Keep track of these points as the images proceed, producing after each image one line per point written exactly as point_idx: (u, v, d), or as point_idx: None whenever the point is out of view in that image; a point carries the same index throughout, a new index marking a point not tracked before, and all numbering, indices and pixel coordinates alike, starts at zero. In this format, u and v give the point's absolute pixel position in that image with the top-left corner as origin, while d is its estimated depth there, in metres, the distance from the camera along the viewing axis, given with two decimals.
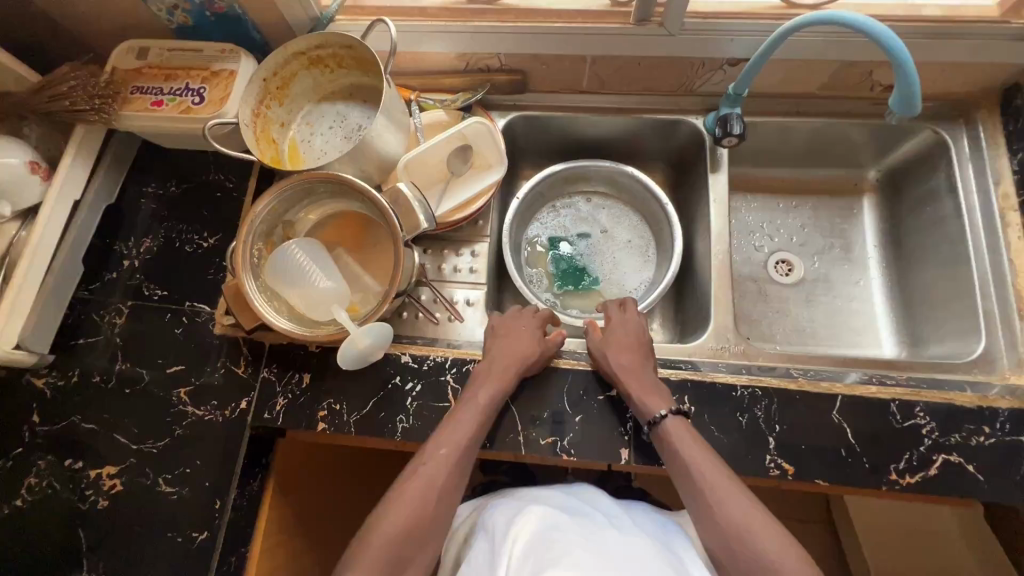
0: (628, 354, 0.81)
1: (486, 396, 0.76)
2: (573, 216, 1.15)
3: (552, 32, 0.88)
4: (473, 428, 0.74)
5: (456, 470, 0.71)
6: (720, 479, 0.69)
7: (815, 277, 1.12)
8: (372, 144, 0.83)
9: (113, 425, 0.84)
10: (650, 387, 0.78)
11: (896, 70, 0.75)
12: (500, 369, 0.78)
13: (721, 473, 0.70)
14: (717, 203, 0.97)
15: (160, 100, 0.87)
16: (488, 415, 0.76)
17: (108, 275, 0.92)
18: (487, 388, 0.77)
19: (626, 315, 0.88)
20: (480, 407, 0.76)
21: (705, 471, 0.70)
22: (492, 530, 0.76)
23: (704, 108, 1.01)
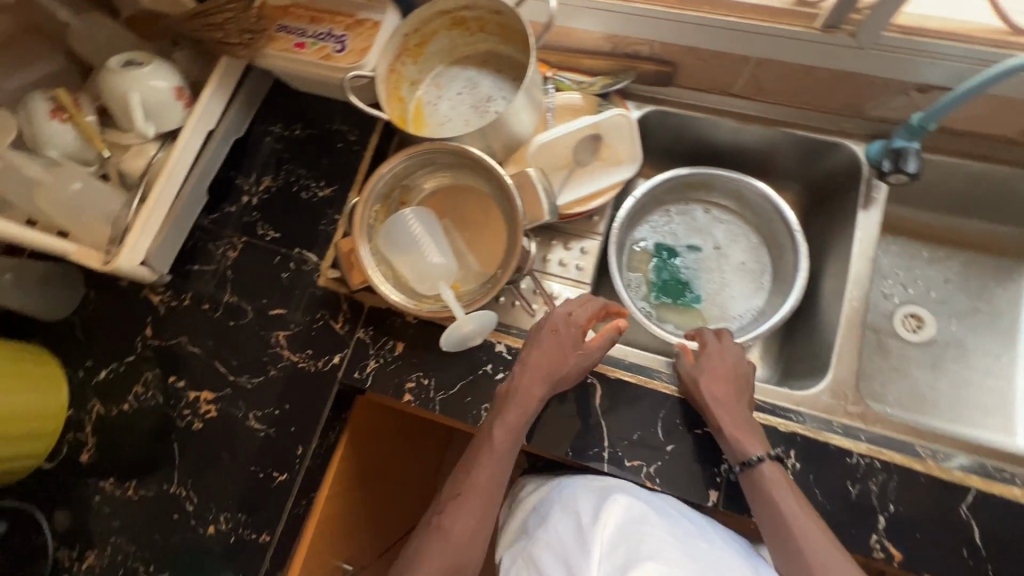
0: (722, 386, 0.74)
1: (501, 440, 0.71)
2: (685, 224, 1.07)
3: (721, 27, 0.79)
4: (492, 472, 0.70)
5: (477, 521, 0.67)
6: (813, 533, 0.63)
7: (947, 340, 1.00)
8: (506, 122, 0.79)
9: (214, 353, 0.87)
10: (745, 428, 0.71)
11: None
12: (516, 405, 0.72)
13: (814, 527, 0.64)
14: (862, 243, 0.87)
15: (302, 42, 0.86)
16: (505, 456, 0.71)
17: (227, 208, 0.94)
18: (504, 425, 0.71)
19: (720, 337, 0.80)
20: (496, 451, 0.70)
21: (793, 522, 0.64)
22: (573, 503, 0.73)
23: (868, 134, 0.90)
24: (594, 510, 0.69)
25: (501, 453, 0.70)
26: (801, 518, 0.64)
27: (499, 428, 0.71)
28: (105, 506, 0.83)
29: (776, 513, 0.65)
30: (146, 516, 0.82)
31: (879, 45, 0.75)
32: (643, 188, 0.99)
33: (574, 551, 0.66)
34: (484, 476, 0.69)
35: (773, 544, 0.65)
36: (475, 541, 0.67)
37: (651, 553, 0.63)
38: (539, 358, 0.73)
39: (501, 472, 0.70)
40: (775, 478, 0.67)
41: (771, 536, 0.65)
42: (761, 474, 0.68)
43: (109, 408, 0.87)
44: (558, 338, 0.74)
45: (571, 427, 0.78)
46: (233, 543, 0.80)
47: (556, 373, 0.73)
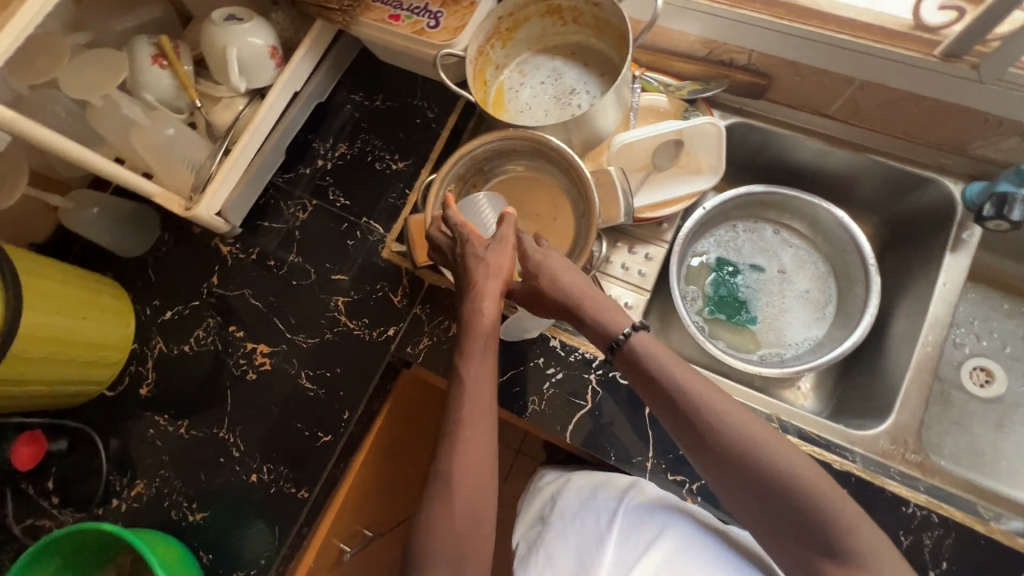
0: (561, 280, 0.71)
1: (473, 371, 0.67)
2: (750, 242, 1.05)
3: (831, 44, 0.76)
4: (479, 405, 0.66)
5: (480, 459, 0.63)
6: (799, 470, 0.57)
7: (1017, 400, 0.95)
8: (592, 118, 0.78)
9: (274, 309, 0.89)
10: (658, 359, 0.65)
11: None
12: (472, 327, 0.69)
13: (793, 459, 0.57)
14: (945, 286, 0.83)
15: (397, 14, 0.86)
16: (484, 385, 0.67)
17: (301, 169, 0.96)
18: (474, 358, 0.68)
19: (541, 245, 0.74)
20: (472, 385, 0.67)
21: (775, 465, 0.57)
22: (590, 496, 0.75)
23: (968, 173, 0.85)
24: (609, 504, 0.72)
25: (478, 382, 0.67)
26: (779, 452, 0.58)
27: (468, 360, 0.68)
28: (157, 440, 0.87)
29: (750, 458, 0.58)
30: (194, 455, 0.85)
31: (1002, 81, 0.70)
32: (715, 201, 0.97)
33: (594, 547, 0.69)
34: (468, 411, 0.65)
35: (754, 496, 0.58)
36: (484, 478, 0.63)
37: (667, 543, 0.66)
38: (484, 282, 0.70)
39: (488, 403, 0.67)
40: (721, 402, 0.61)
41: (746, 488, 0.59)
42: (706, 404, 0.61)
43: (171, 348, 0.91)
44: (497, 256, 0.71)
45: (615, 432, 0.77)
46: (273, 493, 0.82)
47: (499, 296, 0.71)
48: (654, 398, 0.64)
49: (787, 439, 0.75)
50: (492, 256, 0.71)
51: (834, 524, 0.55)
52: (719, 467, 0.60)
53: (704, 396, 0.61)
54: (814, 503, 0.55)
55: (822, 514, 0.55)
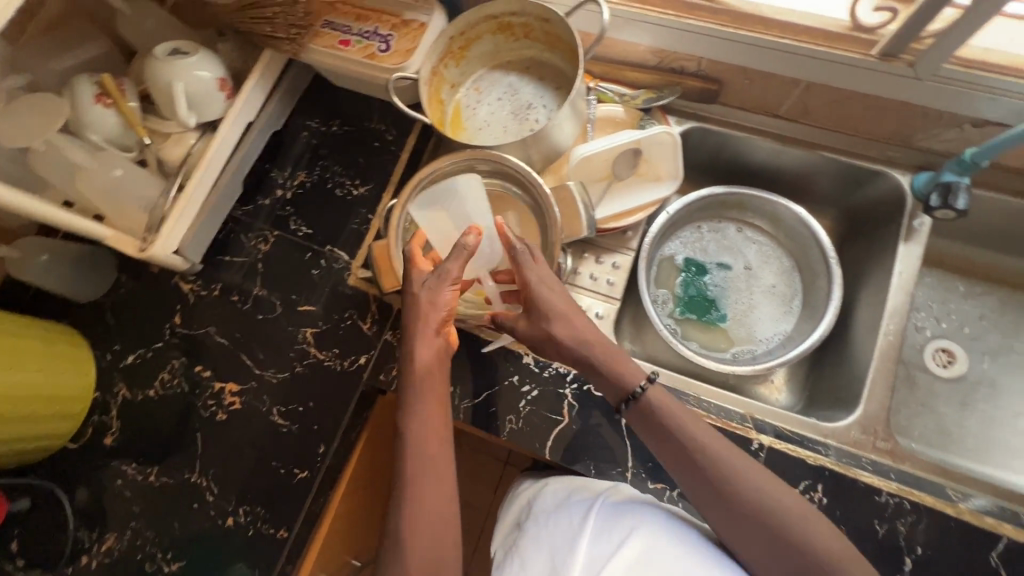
0: (573, 322, 0.71)
1: (416, 417, 0.67)
2: (716, 241, 1.06)
3: (774, 49, 0.78)
4: (425, 449, 0.65)
5: (432, 505, 0.63)
6: (801, 514, 0.60)
7: (978, 378, 0.98)
8: (548, 134, 0.79)
9: (241, 346, 0.87)
10: (669, 411, 0.67)
11: None
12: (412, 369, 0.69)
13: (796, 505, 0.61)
14: (902, 276, 0.86)
15: (347, 39, 0.86)
16: (430, 428, 0.67)
17: (260, 200, 0.94)
18: (415, 402, 0.68)
19: (536, 265, 0.73)
20: (417, 431, 0.66)
21: (782, 510, 0.60)
22: (564, 499, 0.71)
23: (915, 164, 0.88)
24: (584, 505, 0.68)
25: (425, 424, 0.67)
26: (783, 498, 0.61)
27: (410, 404, 0.68)
28: (126, 490, 0.84)
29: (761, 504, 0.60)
30: (166, 504, 0.83)
31: (937, 76, 0.73)
32: (678, 206, 0.98)
33: (563, 545, 0.63)
34: (413, 456, 0.65)
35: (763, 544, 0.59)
36: (440, 523, 0.62)
37: (642, 540, 0.61)
38: (425, 319, 0.71)
39: (437, 447, 0.66)
40: (732, 454, 0.64)
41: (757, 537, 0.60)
42: (717, 456, 0.63)
43: (135, 393, 0.88)
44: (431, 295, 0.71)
45: (595, 444, 0.77)
46: (251, 536, 0.80)
47: (439, 333, 0.71)
48: (665, 449, 0.66)
49: (763, 439, 0.75)
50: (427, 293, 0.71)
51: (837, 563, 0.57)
52: (728, 516, 0.61)
53: (714, 448, 0.64)
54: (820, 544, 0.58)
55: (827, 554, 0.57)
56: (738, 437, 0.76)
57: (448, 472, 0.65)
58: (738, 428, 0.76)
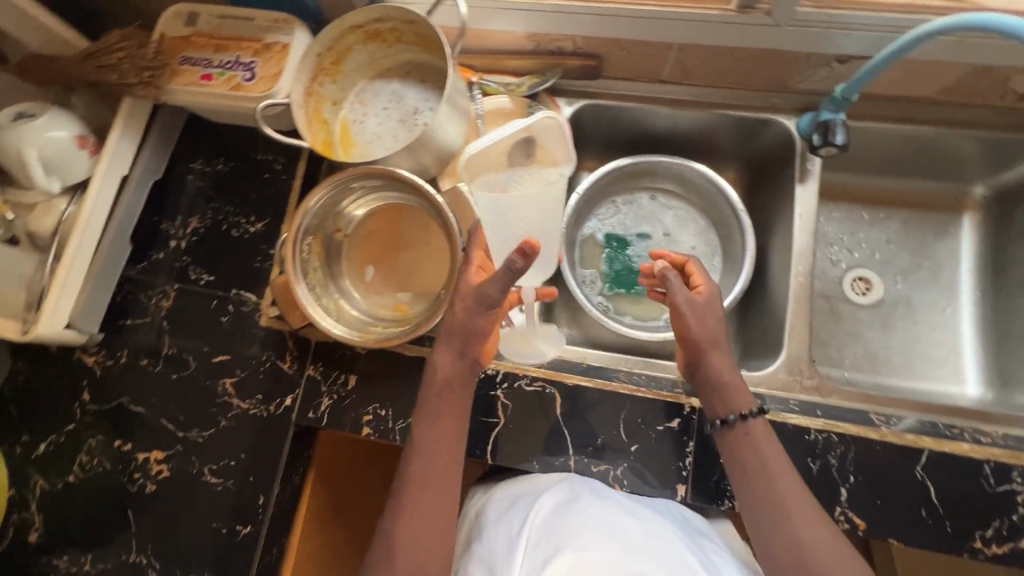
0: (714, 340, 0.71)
1: (425, 428, 0.69)
2: (634, 213, 1.07)
3: (639, 17, 0.78)
4: (428, 459, 0.67)
5: (424, 515, 0.64)
6: (818, 540, 0.60)
7: (895, 299, 1.02)
8: (432, 137, 0.78)
9: (159, 411, 0.83)
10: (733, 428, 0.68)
11: None
12: (431, 381, 0.70)
13: (818, 533, 0.60)
14: (804, 217, 0.88)
15: (209, 73, 0.82)
16: (440, 441, 0.68)
17: (154, 255, 0.89)
18: (425, 412, 0.70)
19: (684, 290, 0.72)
20: (424, 442, 0.68)
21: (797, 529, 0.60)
22: (509, 507, 0.71)
23: (798, 107, 0.90)
24: (526, 511, 0.68)
25: (432, 436, 0.68)
26: (805, 521, 0.61)
27: (420, 414, 0.70)
28: None
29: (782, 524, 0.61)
30: None
31: (795, 20, 0.74)
32: (590, 180, 1.00)
33: (501, 555, 0.64)
34: (415, 464, 0.67)
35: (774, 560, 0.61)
36: (428, 532, 0.63)
37: (573, 542, 0.61)
38: (449, 332, 0.71)
39: (441, 458, 0.67)
40: (772, 475, 0.64)
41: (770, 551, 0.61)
42: (756, 474, 0.64)
43: (54, 483, 0.83)
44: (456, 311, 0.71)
45: (534, 440, 0.76)
46: None
47: (463, 349, 0.70)
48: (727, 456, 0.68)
49: (694, 403, 0.76)
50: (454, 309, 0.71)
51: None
52: (752, 528, 0.63)
53: (760, 469, 0.64)
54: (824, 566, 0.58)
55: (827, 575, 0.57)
56: (670, 406, 0.76)
57: (446, 485, 0.66)
58: (668, 396, 0.76)
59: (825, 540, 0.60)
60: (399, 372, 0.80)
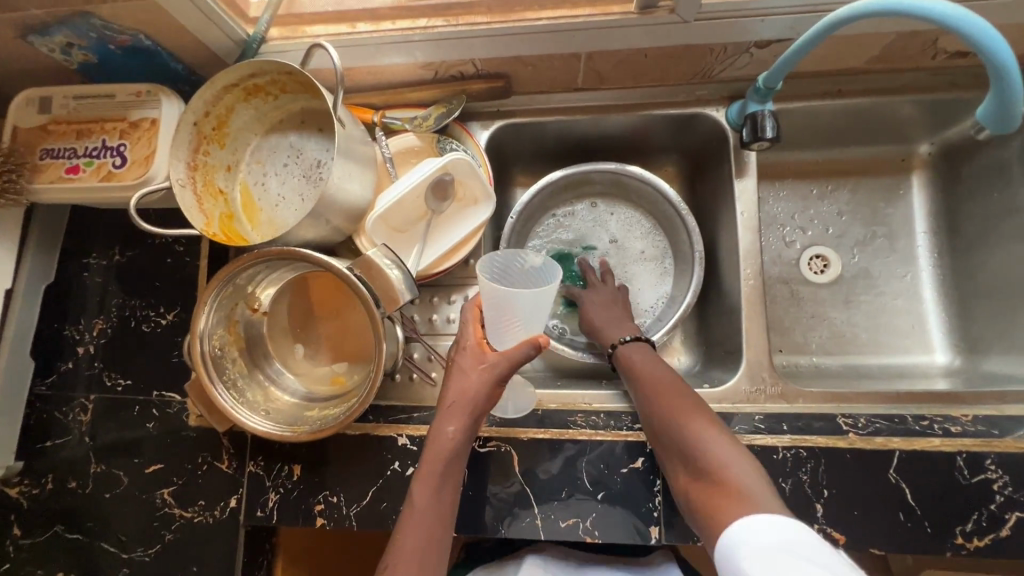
0: (609, 312, 0.86)
1: (424, 499, 0.63)
2: (578, 224, 0.98)
3: (536, 31, 0.71)
4: (426, 535, 0.61)
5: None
6: (711, 436, 0.59)
7: (854, 272, 0.97)
8: (334, 199, 0.69)
9: (100, 533, 0.77)
10: (643, 368, 0.73)
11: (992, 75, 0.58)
12: (432, 448, 0.65)
13: (713, 430, 0.60)
14: (746, 215, 0.83)
15: (75, 165, 0.73)
16: (439, 514, 0.63)
17: (63, 366, 0.82)
18: (421, 479, 0.64)
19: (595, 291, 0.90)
20: (422, 513, 0.62)
21: (694, 441, 0.59)
22: None
23: (725, 96, 0.85)
24: None
25: (432, 510, 0.62)
26: (696, 421, 0.61)
27: (419, 487, 0.63)
28: None
29: (678, 428, 0.62)
30: None
31: (702, 14, 0.68)
32: (529, 197, 0.90)
33: None
34: (413, 537, 0.61)
35: (684, 469, 0.60)
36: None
37: None
38: (452, 403, 0.65)
39: (438, 533, 0.62)
40: (669, 397, 0.66)
41: (678, 460, 0.61)
42: (660, 401, 0.66)
43: None
44: (462, 383, 0.66)
45: (497, 504, 0.72)
46: None
47: (469, 421, 0.65)
48: (636, 393, 0.71)
49: None
50: (459, 380, 0.66)
51: (724, 468, 0.55)
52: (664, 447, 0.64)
53: (659, 392, 0.67)
54: (713, 455, 0.57)
55: (716, 466, 0.56)
56: (632, 445, 0.72)
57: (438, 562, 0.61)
58: (628, 435, 0.73)
59: (715, 432, 0.59)
60: (344, 455, 0.75)
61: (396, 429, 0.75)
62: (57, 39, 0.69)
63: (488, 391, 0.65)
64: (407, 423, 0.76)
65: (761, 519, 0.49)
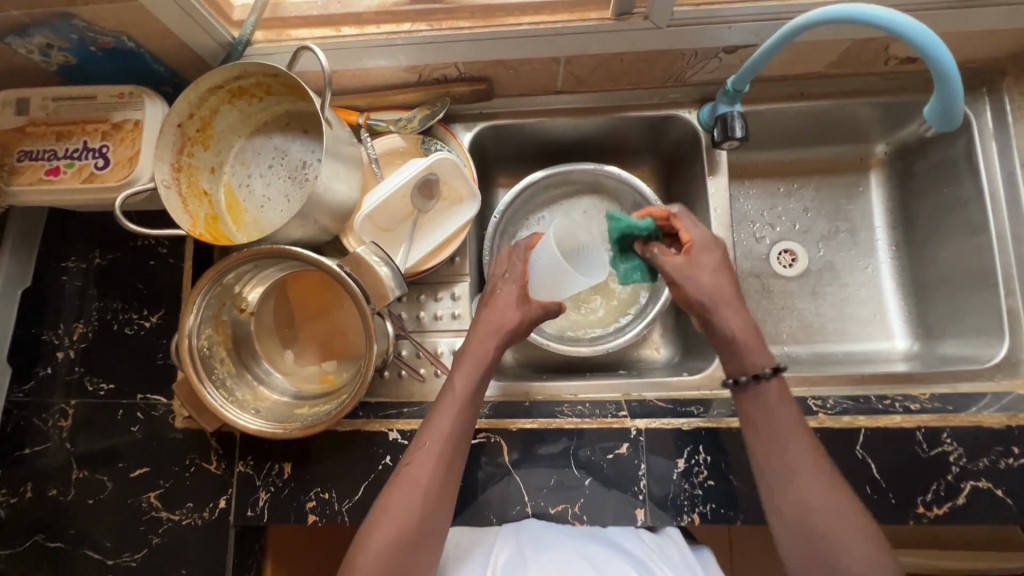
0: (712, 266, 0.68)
1: (464, 386, 0.66)
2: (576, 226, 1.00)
3: (516, 36, 0.74)
4: (458, 418, 0.64)
5: (445, 471, 0.61)
6: (853, 542, 0.54)
7: (820, 266, 1.02)
8: (322, 198, 0.71)
9: (84, 541, 0.76)
10: (784, 425, 0.60)
11: (938, 80, 0.65)
12: (476, 349, 0.68)
13: (856, 536, 0.54)
14: (718, 210, 0.88)
15: (55, 167, 0.73)
16: (472, 406, 0.65)
17: (42, 372, 0.80)
18: (463, 372, 0.67)
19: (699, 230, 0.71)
20: (458, 399, 0.65)
21: (828, 527, 0.55)
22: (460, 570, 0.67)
23: (696, 99, 0.89)
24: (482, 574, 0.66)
25: (467, 401, 0.65)
26: (840, 522, 0.55)
27: (459, 375, 0.66)
28: None
29: (816, 523, 0.55)
30: None
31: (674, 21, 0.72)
32: (510, 195, 0.92)
33: None
34: (448, 423, 0.63)
35: (803, 552, 0.56)
36: (447, 487, 0.61)
37: None
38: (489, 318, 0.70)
39: (467, 420, 0.64)
40: (801, 464, 0.58)
41: (799, 545, 0.56)
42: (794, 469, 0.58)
43: None
44: (505, 309, 0.71)
45: (487, 494, 0.74)
46: None
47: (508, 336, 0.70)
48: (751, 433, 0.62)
49: (639, 424, 0.75)
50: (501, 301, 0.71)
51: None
52: (783, 526, 0.57)
53: (797, 465, 0.58)
54: (853, 562, 0.53)
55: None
56: (616, 432, 0.75)
57: (463, 451, 0.63)
58: (613, 422, 0.75)
59: (847, 521, 0.55)
60: (333, 452, 0.75)
61: (386, 425, 0.76)
62: (36, 40, 0.68)
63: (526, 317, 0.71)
64: (398, 419, 0.77)
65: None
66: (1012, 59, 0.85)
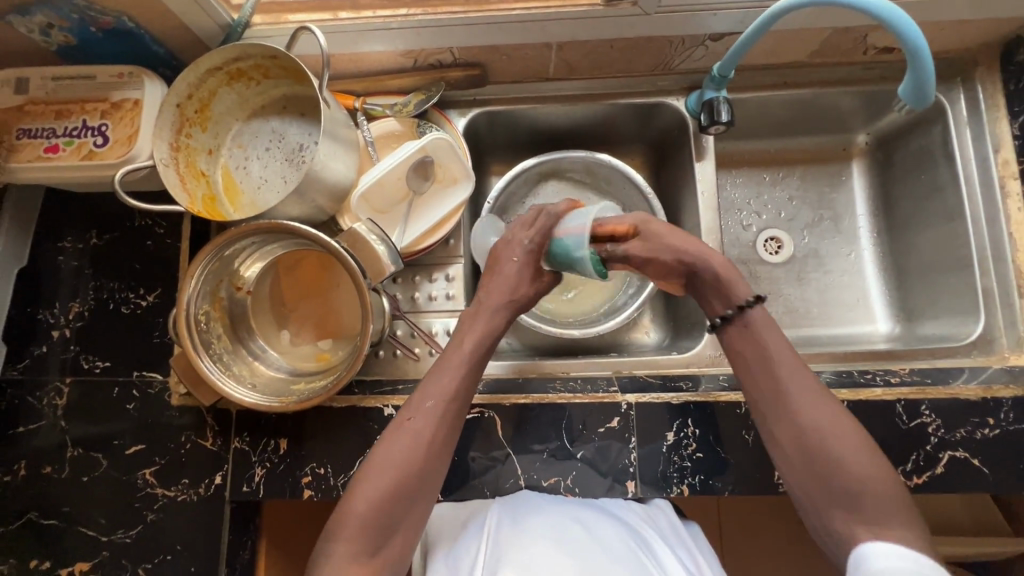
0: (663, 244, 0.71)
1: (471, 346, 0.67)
2: None
3: (510, 21, 0.77)
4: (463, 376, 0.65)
5: (447, 427, 0.62)
6: (862, 463, 0.55)
7: (805, 252, 1.05)
8: (319, 176, 0.72)
9: (77, 517, 0.76)
10: (778, 354, 0.61)
11: (909, 58, 0.68)
12: (487, 312, 0.70)
13: (862, 453, 0.56)
14: (705, 194, 0.90)
15: (54, 144, 0.74)
16: (477, 366, 0.67)
17: (37, 350, 0.80)
18: (471, 334, 0.68)
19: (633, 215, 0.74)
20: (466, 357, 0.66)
21: (835, 447, 0.56)
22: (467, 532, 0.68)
23: (684, 87, 0.92)
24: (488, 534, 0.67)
25: (469, 361, 0.66)
26: (845, 442, 0.56)
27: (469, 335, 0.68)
28: None
29: (823, 446, 0.56)
30: None
31: (662, 7, 0.75)
32: (502, 182, 0.94)
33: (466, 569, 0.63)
34: (453, 379, 0.64)
35: (810, 476, 0.57)
36: (445, 443, 0.62)
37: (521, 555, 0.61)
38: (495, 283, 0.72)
39: (470, 378, 0.66)
40: (805, 391, 0.59)
41: (807, 471, 0.57)
42: (793, 396, 0.59)
43: None
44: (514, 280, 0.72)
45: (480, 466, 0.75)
46: None
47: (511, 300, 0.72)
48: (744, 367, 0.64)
49: (629, 398, 0.77)
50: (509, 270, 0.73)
51: (879, 504, 0.53)
52: (789, 453, 0.58)
53: (795, 389, 0.59)
54: (865, 483, 0.54)
55: (867, 494, 0.54)
56: (607, 407, 0.77)
57: (464, 413, 0.65)
58: (604, 397, 0.77)
59: (854, 440, 0.56)
60: (329, 427, 0.76)
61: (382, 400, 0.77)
62: (37, 19, 0.69)
63: (529, 291, 0.73)
64: (393, 395, 0.79)
65: (890, 545, 0.51)
66: (982, 51, 0.89)
